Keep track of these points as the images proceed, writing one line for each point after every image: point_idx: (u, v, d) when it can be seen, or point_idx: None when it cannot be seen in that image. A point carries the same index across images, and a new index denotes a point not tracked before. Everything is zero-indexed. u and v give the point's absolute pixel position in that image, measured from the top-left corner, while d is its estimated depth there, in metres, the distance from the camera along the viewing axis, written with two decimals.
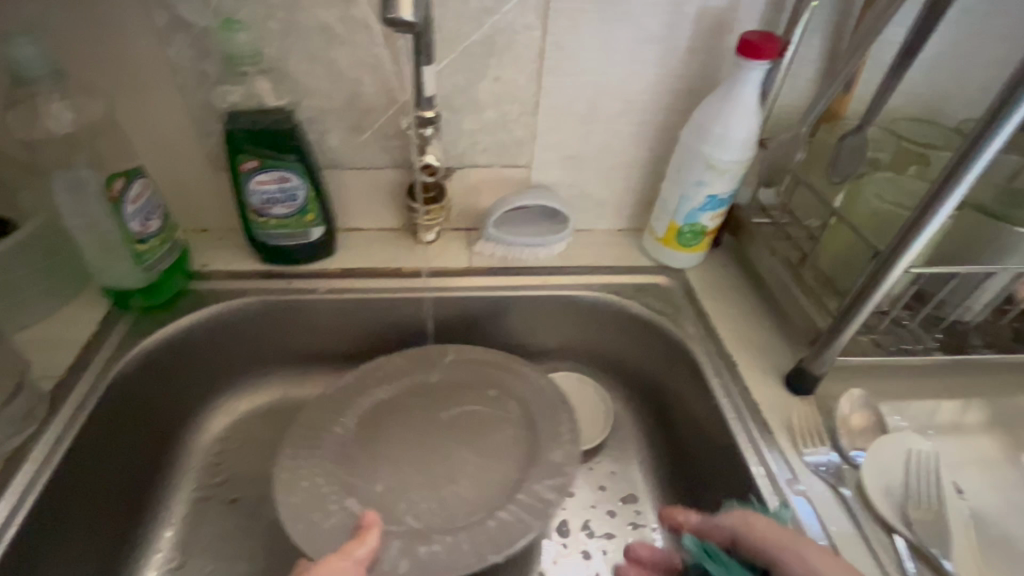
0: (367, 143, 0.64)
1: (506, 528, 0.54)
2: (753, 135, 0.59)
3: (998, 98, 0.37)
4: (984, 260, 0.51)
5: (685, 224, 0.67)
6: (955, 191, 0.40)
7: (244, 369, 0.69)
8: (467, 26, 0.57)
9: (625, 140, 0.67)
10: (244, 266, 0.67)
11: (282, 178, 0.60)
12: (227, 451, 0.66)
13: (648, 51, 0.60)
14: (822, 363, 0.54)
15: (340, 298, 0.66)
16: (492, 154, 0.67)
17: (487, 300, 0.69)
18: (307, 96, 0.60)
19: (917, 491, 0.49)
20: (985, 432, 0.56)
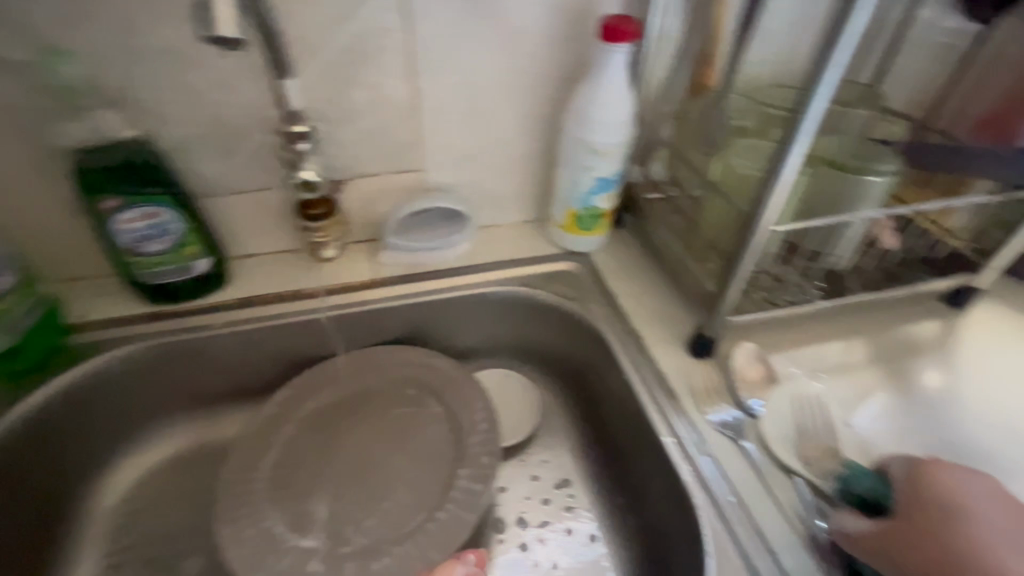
0: (243, 165, 0.61)
1: (446, 527, 0.53)
2: (628, 116, 0.61)
3: (814, 60, 0.39)
4: (842, 210, 0.55)
5: (581, 209, 0.68)
6: (793, 151, 0.43)
7: (145, 420, 0.65)
8: (327, 34, 0.55)
9: (511, 133, 0.68)
10: (127, 310, 0.62)
11: (150, 214, 0.55)
12: (135, 510, 0.61)
13: (516, 44, 0.61)
14: (715, 325, 0.56)
15: (240, 330, 0.63)
16: (380, 162, 0.66)
17: (398, 309, 0.68)
18: (165, 124, 0.56)
19: (807, 431, 0.53)
20: (868, 366, 0.61)
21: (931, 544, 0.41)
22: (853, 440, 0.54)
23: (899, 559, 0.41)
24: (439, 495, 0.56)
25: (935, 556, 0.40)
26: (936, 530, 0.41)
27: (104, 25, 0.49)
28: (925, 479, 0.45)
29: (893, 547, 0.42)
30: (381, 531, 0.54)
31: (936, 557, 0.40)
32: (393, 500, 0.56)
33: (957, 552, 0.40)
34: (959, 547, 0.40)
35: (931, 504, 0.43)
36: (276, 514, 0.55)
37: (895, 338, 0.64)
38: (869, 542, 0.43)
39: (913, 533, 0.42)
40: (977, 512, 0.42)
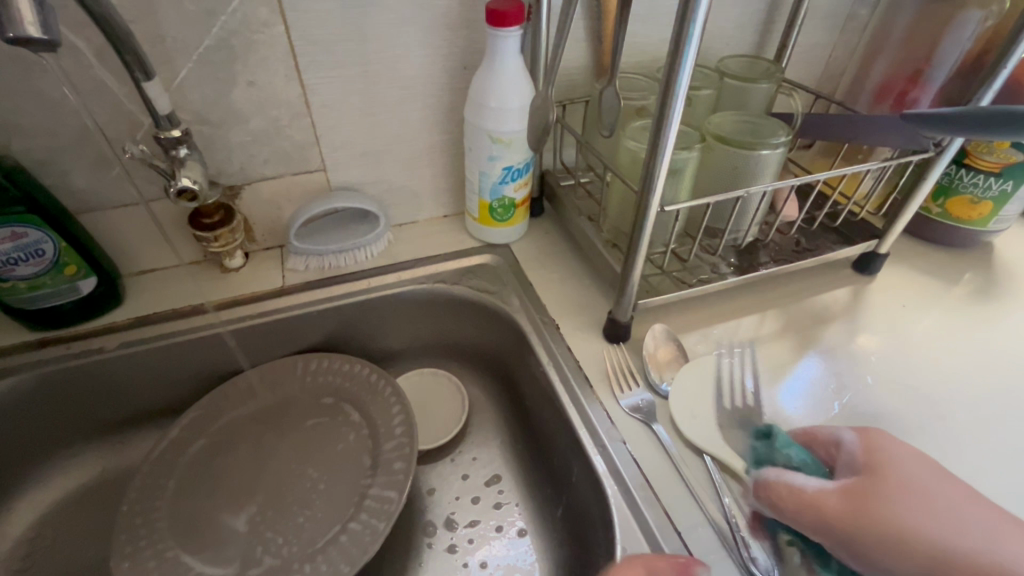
0: (123, 176, 0.57)
1: (358, 539, 0.50)
2: (527, 101, 0.60)
3: (674, 34, 0.38)
4: (739, 185, 0.56)
5: (493, 200, 0.67)
6: (670, 128, 0.42)
7: (40, 456, 0.60)
8: (194, 32, 0.51)
9: (415, 126, 0.66)
10: (8, 340, 0.58)
11: (15, 235, 0.52)
12: (32, 553, 0.57)
13: (406, 34, 0.58)
14: (624, 309, 0.56)
15: (137, 350, 0.60)
16: (278, 164, 0.63)
17: (310, 316, 0.65)
18: (23, 136, 0.52)
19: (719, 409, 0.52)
20: (780, 338, 0.62)
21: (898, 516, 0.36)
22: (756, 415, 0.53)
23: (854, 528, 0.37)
24: (353, 503, 0.54)
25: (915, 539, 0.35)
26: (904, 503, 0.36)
27: None
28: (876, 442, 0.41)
29: (858, 513, 0.37)
30: (291, 549, 0.51)
31: (903, 527, 0.35)
32: (306, 514, 0.54)
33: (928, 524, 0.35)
34: (923, 512, 0.36)
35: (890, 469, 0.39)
36: (180, 540, 0.52)
37: (806, 308, 0.65)
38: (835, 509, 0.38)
39: (880, 503, 0.37)
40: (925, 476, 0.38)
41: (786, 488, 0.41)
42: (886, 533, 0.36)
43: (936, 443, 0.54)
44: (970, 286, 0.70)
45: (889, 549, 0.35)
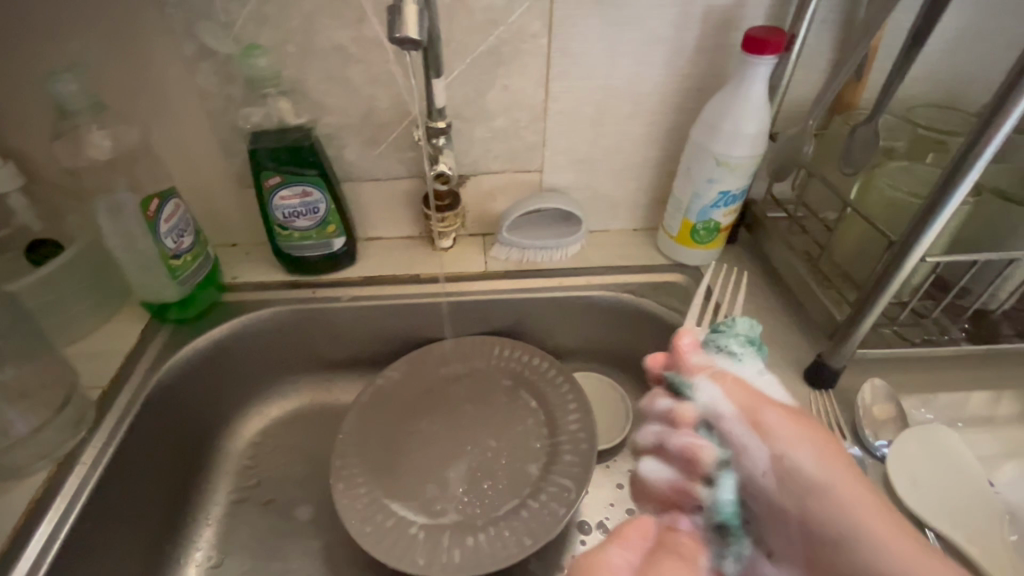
0: (383, 155, 0.67)
1: (540, 517, 0.55)
2: (764, 129, 0.59)
3: (1006, 85, 0.36)
4: (1007, 246, 0.49)
5: (699, 222, 0.67)
6: (967, 176, 0.40)
7: (274, 377, 0.72)
8: (474, 39, 0.59)
9: (634, 140, 0.68)
10: (270, 277, 0.70)
11: (304, 193, 0.62)
12: (260, 455, 0.69)
13: (654, 53, 0.61)
14: (841, 356, 0.53)
15: (363, 306, 0.69)
16: (504, 161, 0.69)
17: (504, 302, 0.70)
18: (324, 113, 0.63)
19: (944, 485, 0.48)
20: (1017, 423, 0.54)
21: (810, 458, 0.37)
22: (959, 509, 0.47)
23: (739, 393, 0.39)
24: (532, 484, 0.58)
25: (813, 461, 0.37)
26: (783, 436, 0.38)
27: (290, 25, 0.56)
28: (758, 396, 0.39)
29: (756, 411, 0.38)
30: (476, 510, 0.57)
31: (832, 495, 0.36)
32: (490, 478, 0.60)
33: (826, 461, 0.37)
34: (833, 491, 0.36)
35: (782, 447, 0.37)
36: (384, 478, 0.59)
37: None
38: (770, 424, 0.38)
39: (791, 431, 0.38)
40: (796, 437, 0.38)
41: (736, 383, 0.40)
42: (835, 474, 0.37)
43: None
44: None
45: (824, 476, 0.37)
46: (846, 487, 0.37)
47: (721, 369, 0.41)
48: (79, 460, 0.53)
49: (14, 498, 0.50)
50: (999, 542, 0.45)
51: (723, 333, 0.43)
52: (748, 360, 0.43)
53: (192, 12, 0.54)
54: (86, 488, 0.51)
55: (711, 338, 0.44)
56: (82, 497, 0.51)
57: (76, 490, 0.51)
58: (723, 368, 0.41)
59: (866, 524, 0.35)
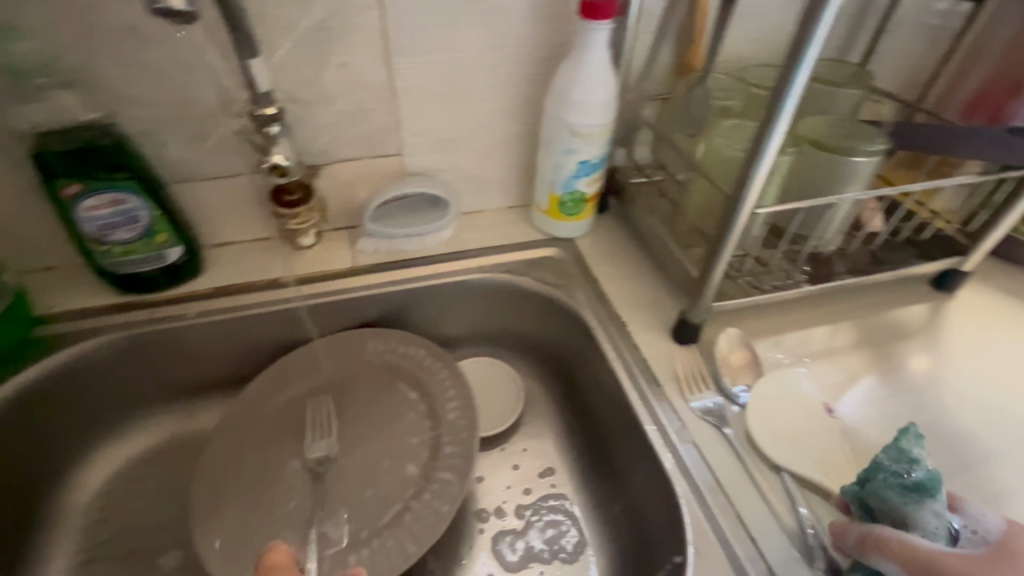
0: (214, 150, 0.59)
1: (426, 519, 0.53)
2: (611, 96, 0.59)
3: (796, 38, 0.38)
4: (829, 191, 0.54)
5: (565, 194, 0.67)
6: (776, 130, 0.41)
7: (120, 413, 0.63)
8: (295, 12, 0.53)
9: (492, 116, 0.66)
10: (96, 301, 0.61)
11: (115, 201, 0.54)
12: (111, 505, 0.60)
13: (496, 22, 0.59)
14: (699, 311, 0.55)
15: (215, 320, 0.62)
16: (357, 146, 0.64)
17: (378, 296, 0.66)
18: (129, 106, 0.54)
19: (796, 427, 0.52)
20: (853, 350, 0.60)
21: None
22: (826, 459, 0.50)
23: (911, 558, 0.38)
24: (417, 484, 0.56)
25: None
26: None
27: (59, 3, 0.47)
28: (904, 549, 0.38)
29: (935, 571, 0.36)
30: (360, 523, 0.54)
31: None
32: (374, 485, 0.56)
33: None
34: None
35: None
36: (254, 508, 0.54)
37: (882, 322, 0.63)
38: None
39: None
40: None
41: (903, 548, 0.38)
42: None
43: (1011, 480, 0.51)
44: None
45: None
46: None
47: (879, 533, 0.40)
48: None
49: None
50: (839, 462, 0.50)
51: (878, 480, 0.42)
52: (914, 508, 0.40)
53: None
54: None
55: (871, 490, 0.42)
56: None
57: None
58: (884, 529, 0.40)
59: None
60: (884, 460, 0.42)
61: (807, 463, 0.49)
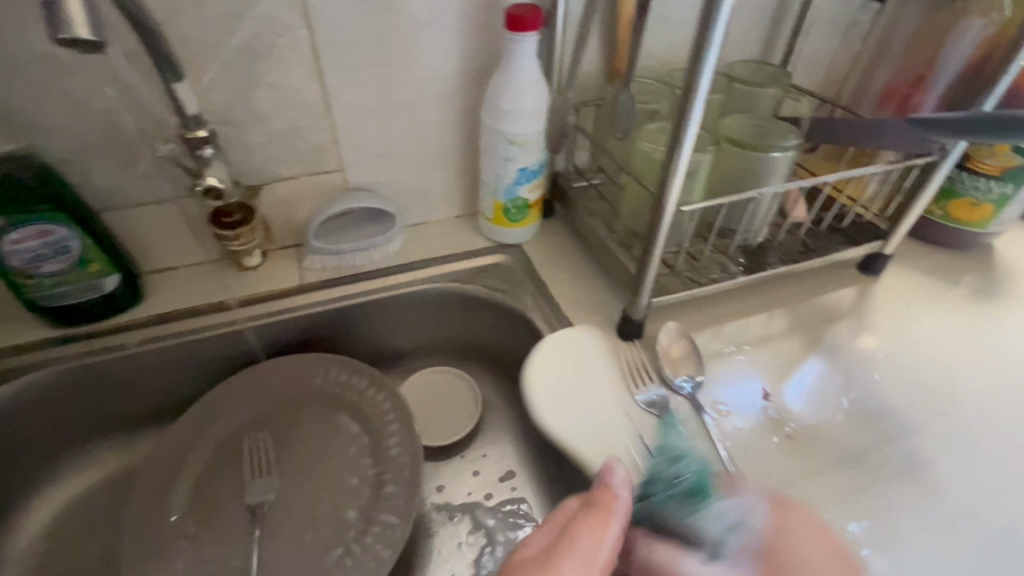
0: (145, 175, 0.58)
1: (383, 532, 0.53)
2: (543, 104, 0.61)
3: (696, 43, 0.40)
4: (752, 185, 0.56)
5: (507, 201, 0.68)
6: (688, 130, 0.44)
7: (61, 451, 0.61)
8: (218, 34, 0.53)
9: (430, 128, 0.67)
10: (29, 336, 0.59)
11: (41, 232, 0.52)
12: (55, 547, 0.58)
13: (425, 37, 0.60)
14: (639, 307, 0.57)
15: (157, 348, 0.60)
16: (296, 164, 0.64)
17: (325, 312, 0.66)
18: (51, 135, 0.53)
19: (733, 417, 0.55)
20: (788, 335, 0.63)
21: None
22: (597, 413, 0.54)
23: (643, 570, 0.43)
24: (372, 499, 0.56)
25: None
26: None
27: None
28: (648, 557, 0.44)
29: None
30: (316, 542, 0.53)
31: None
32: (328, 505, 0.56)
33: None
34: None
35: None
36: (204, 537, 0.53)
37: (814, 307, 0.66)
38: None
39: None
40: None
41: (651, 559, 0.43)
42: None
43: (928, 448, 0.54)
44: (971, 289, 0.71)
45: None
46: None
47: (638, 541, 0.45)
48: None
49: None
50: (772, 448, 0.53)
51: (655, 494, 0.47)
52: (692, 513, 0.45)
53: None
54: None
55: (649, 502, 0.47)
56: None
57: None
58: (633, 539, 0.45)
59: None
60: (658, 472, 0.49)
61: (576, 420, 0.53)
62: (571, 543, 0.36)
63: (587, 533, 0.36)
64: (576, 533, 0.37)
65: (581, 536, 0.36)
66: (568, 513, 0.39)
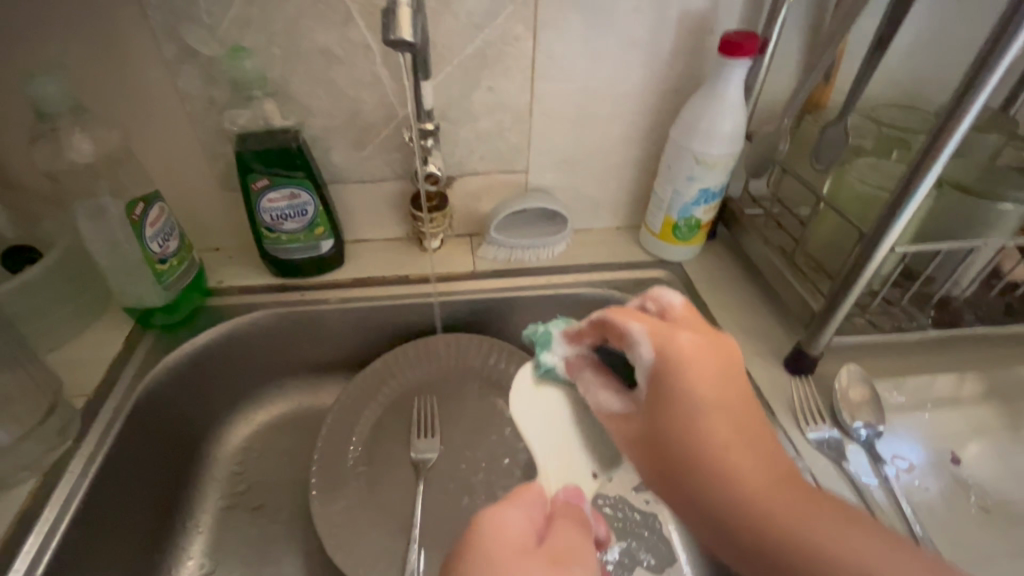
0: (370, 157, 0.67)
1: None
2: (740, 129, 0.62)
3: (965, 81, 0.39)
4: (969, 235, 0.53)
5: (680, 219, 0.69)
6: (931, 170, 0.42)
7: (262, 381, 0.72)
8: (459, 42, 0.60)
9: (615, 141, 0.70)
10: (256, 281, 0.70)
11: (292, 195, 0.62)
12: (249, 461, 0.68)
13: (634, 55, 0.63)
14: (818, 344, 0.56)
15: (353, 307, 0.69)
16: (490, 161, 0.70)
17: (493, 300, 0.71)
18: (310, 115, 0.63)
19: (917, 476, 0.52)
20: (980, 402, 0.58)
21: (702, 392, 0.37)
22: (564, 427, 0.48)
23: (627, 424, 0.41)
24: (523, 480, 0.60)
25: (702, 425, 0.37)
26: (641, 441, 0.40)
27: (275, 29, 0.56)
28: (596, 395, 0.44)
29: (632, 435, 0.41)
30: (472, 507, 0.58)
31: (711, 446, 0.36)
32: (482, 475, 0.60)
33: (730, 453, 0.36)
34: (714, 454, 0.36)
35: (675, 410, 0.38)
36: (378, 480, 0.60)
37: (1015, 376, 0.60)
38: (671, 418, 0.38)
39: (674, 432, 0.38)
40: (712, 434, 0.36)
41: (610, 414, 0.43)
42: (735, 469, 0.35)
43: None
44: None
45: (709, 462, 0.36)
46: (716, 446, 0.36)
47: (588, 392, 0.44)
48: (66, 470, 0.52)
49: None
50: (966, 521, 0.50)
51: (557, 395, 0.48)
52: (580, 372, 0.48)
53: (175, 13, 0.54)
54: (74, 499, 0.50)
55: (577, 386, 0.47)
56: (70, 509, 0.50)
57: (67, 498, 0.50)
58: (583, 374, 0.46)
59: (722, 446, 0.36)
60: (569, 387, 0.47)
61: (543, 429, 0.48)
62: (562, 537, 0.35)
63: (572, 528, 0.36)
64: (556, 534, 0.35)
65: (568, 530, 0.36)
66: (563, 504, 0.38)
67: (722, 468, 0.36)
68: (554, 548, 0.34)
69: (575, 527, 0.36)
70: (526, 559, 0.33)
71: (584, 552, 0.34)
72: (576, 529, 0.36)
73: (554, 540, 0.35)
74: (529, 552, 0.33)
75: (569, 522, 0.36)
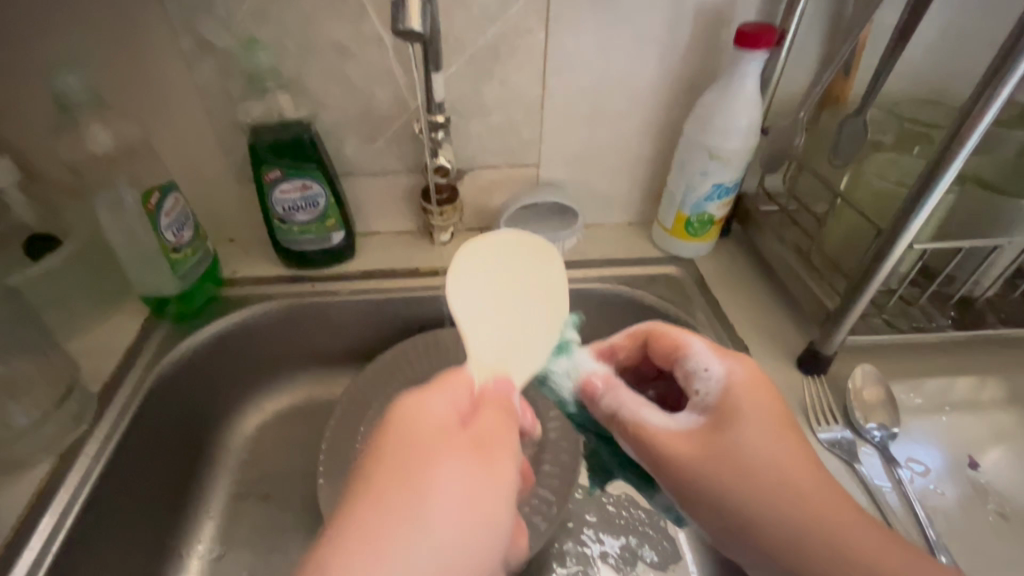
0: (382, 150, 0.67)
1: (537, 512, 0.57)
2: (756, 123, 0.60)
3: (989, 72, 0.38)
4: (992, 235, 0.52)
5: (693, 214, 0.68)
6: (952, 165, 0.41)
7: (273, 371, 0.73)
8: (471, 34, 0.59)
9: (628, 135, 0.70)
10: (269, 272, 0.70)
11: (304, 187, 0.62)
12: (260, 449, 0.69)
13: (648, 48, 0.62)
14: (833, 343, 0.54)
15: (363, 298, 0.69)
16: (501, 155, 0.70)
17: None
18: (323, 108, 0.63)
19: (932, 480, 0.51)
20: (1001, 406, 0.56)
21: (750, 431, 0.37)
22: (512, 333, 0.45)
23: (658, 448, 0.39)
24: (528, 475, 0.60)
25: (757, 452, 0.37)
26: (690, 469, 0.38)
27: (289, 21, 0.56)
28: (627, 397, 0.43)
29: (669, 459, 0.39)
30: None
31: (765, 465, 0.36)
32: None
33: (791, 469, 0.36)
34: (770, 473, 0.36)
35: (727, 440, 0.37)
36: None
37: None
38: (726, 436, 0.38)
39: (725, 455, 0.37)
40: (761, 455, 0.37)
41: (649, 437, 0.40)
42: (796, 488, 0.36)
43: None
44: None
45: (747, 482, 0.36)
46: (767, 469, 0.36)
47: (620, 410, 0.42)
48: (82, 453, 0.53)
49: (15, 493, 0.50)
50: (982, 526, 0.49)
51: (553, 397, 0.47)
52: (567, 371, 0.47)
53: (192, 6, 0.55)
54: (88, 481, 0.52)
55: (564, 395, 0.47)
56: (84, 491, 0.51)
57: (82, 479, 0.52)
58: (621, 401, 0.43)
59: (777, 465, 0.37)
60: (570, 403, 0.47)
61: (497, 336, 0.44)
62: (485, 422, 0.35)
63: (496, 415, 0.36)
64: (482, 419, 0.36)
65: (492, 416, 0.36)
66: (491, 392, 0.39)
67: (775, 490, 0.36)
68: (476, 437, 0.34)
69: (500, 412, 0.37)
70: (448, 443, 0.33)
71: (505, 441, 0.35)
72: (501, 415, 0.37)
73: (478, 426, 0.35)
74: (447, 433, 0.34)
75: (494, 407, 0.37)
